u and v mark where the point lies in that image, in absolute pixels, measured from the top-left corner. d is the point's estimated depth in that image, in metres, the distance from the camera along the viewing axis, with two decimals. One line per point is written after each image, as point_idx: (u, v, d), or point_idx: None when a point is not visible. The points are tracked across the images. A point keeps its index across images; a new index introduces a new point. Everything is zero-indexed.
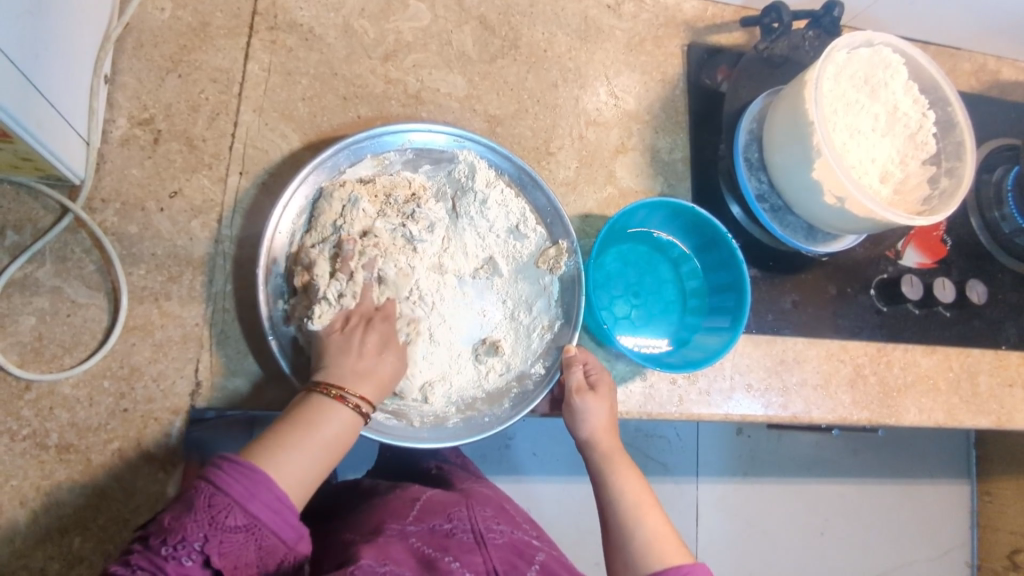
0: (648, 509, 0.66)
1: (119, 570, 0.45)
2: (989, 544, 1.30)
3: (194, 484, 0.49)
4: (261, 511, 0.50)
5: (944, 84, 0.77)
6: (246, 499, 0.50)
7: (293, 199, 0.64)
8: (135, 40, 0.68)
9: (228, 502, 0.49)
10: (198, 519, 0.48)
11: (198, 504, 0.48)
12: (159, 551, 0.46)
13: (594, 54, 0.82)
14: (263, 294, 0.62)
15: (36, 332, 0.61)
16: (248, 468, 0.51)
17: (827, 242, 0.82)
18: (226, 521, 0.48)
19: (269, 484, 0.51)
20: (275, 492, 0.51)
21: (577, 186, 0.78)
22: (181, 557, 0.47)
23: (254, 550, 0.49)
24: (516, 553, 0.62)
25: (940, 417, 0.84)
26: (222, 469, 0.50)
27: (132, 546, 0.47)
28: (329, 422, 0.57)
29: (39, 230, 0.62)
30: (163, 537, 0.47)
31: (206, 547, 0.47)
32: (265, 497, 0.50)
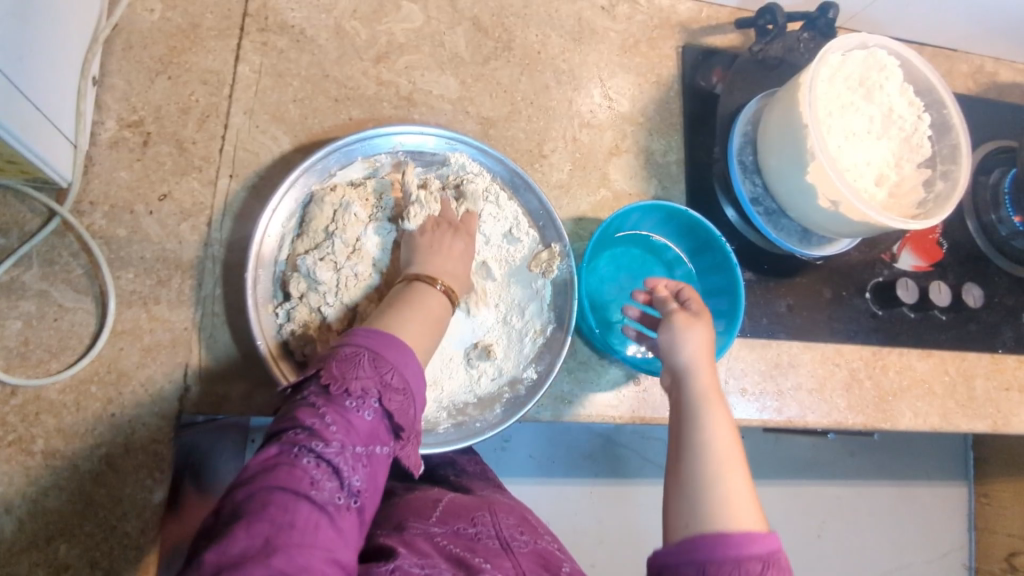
0: (728, 469, 0.57)
1: (311, 421, 0.51)
2: (986, 547, 1.29)
3: (350, 347, 0.55)
4: (414, 378, 0.56)
5: (940, 86, 0.76)
6: (404, 365, 0.56)
7: (282, 202, 0.64)
8: (124, 41, 0.68)
9: (388, 365, 0.55)
10: (371, 377, 0.54)
11: (365, 362, 0.54)
12: (343, 403, 0.52)
13: (588, 55, 0.82)
14: (251, 299, 0.61)
15: (23, 336, 0.60)
16: (395, 339, 0.56)
17: (821, 245, 0.81)
18: (393, 381, 0.54)
19: (413, 355, 0.57)
20: (419, 365, 0.57)
21: (571, 188, 0.78)
22: (361, 411, 0.53)
23: (410, 413, 0.55)
24: (542, 563, 0.59)
25: (936, 421, 0.84)
26: (373, 337, 0.56)
27: (311, 397, 0.53)
28: (431, 299, 0.62)
29: (26, 233, 0.62)
30: (344, 389, 0.53)
31: (381, 402, 0.54)
32: (415, 366, 0.56)
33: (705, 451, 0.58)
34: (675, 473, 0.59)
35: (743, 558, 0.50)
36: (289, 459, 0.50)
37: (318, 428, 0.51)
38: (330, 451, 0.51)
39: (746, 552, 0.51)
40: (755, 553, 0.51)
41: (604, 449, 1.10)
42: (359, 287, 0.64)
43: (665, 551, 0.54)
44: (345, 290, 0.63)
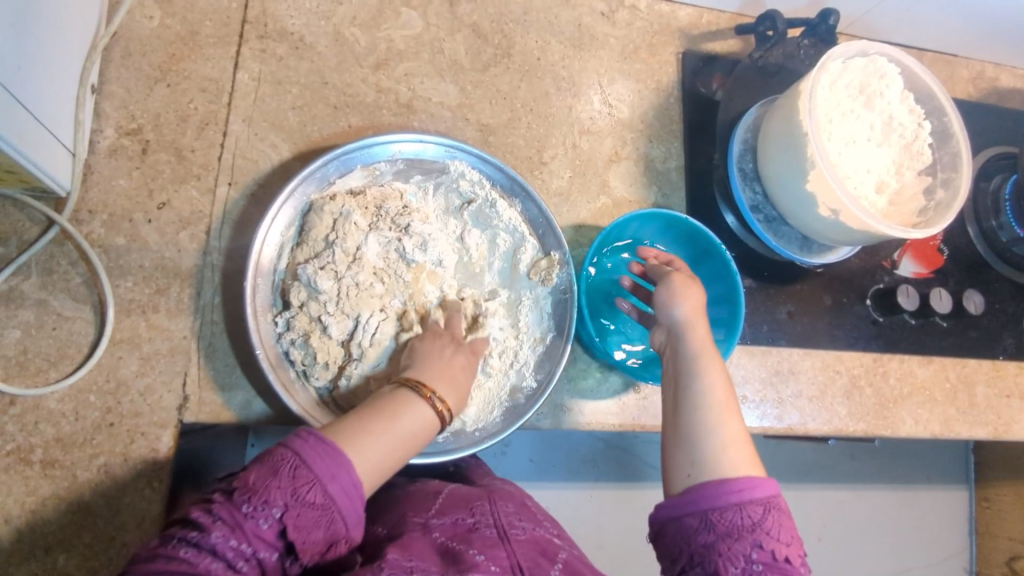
0: (725, 419, 0.60)
1: (198, 515, 0.48)
2: (987, 551, 1.29)
3: (277, 451, 0.50)
4: (340, 494, 0.50)
5: (940, 94, 0.76)
6: (327, 479, 0.50)
7: (282, 210, 0.64)
8: (123, 48, 0.68)
9: (308, 478, 0.49)
10: (280, 487, 0.49)
11: (283, 472, 0.49)
12: (239, 507, 0.48)
13: (588, 61, 0.82)
14: (249, 305, 0.61)
15: (21, 345, 0.60)
16: (332, 448, 0.51)
17: (822, 252, 0.81)
18: (307, 496, 0.49)
19: (350, 470, 0.51)
20: (351, 480, 0.51)
21: (571, 195, 0.78)
22: (258, 518, 0.48)
23: (322, 530, 0.50)
24: (539, 549, 0.59)
25: (937, 428, 0.84)
26: (310, 442, 0.51)
27: (214, 494, 0.50)
28: (414, 416, 0.57)
29: (25, 242, 0.62)
30: (247, 495, 0.48)
31: (283, 514, 0.48)
32: (344, 481, 0.50)
33: (706, 404, 0.60)
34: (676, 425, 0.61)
35: (744, 503, 0.53)
36: (169, 550, 0.46)
37: (205, 523, 0.47)
38: (211, 546, 0.47)
39: (747, 498, 0.54)
40: (756, 498, 0.54)
41: (604, 453, 1.10)
42: (360, 297, 0.63)
43: (670, 503, 0.56)
44: (345, 300, 0.63)
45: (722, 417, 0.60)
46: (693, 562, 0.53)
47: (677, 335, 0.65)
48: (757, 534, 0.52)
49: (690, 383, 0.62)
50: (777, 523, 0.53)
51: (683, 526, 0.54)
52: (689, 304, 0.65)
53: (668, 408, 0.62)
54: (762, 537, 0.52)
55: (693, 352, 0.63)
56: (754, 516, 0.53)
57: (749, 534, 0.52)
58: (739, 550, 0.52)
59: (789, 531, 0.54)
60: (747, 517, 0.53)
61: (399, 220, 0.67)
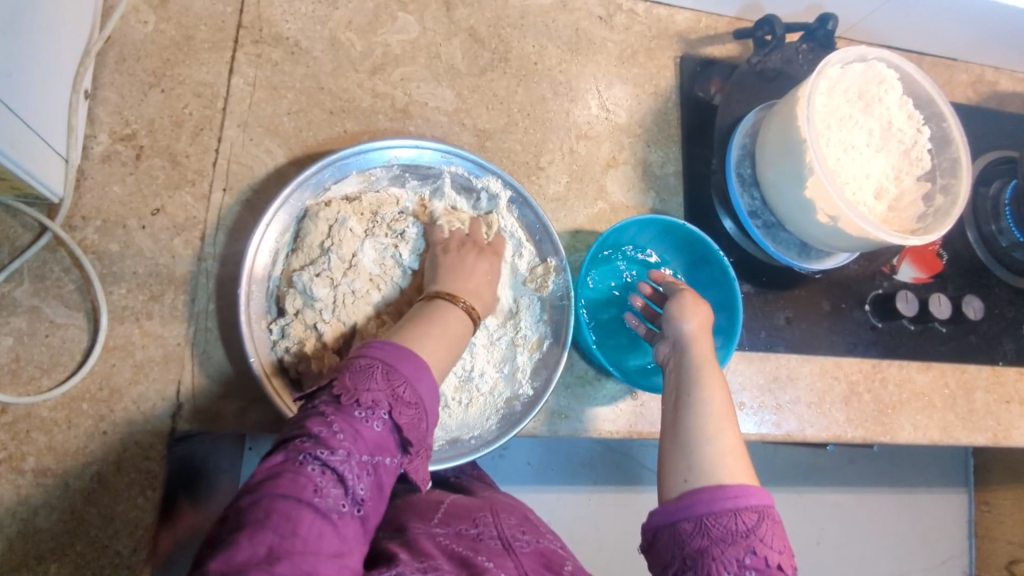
0: (727, 426, 0.59)
1: (319, 428, 0.50)
2: (987, 555, 1.29)
3: (367, 356, 0.54)
4: (427, 394, 0.55)
5: (939, 100, 0.76)
6: (416, 380, 0.54)
7: (276, 217, 0.63)
8: (116, 54, 0.67)
9: (401, 379, 0.54)
10: (382, 389, 0.53)
11: (378, 375, 0.53)
12: (352, 413, 0.51)
13: (585, 66, 0.81)
14: (244, 315, 0.60)
15: (13, 353, 0.60)
16: (410, 351, 0.56)
17: (821, 259, 0.81)
18: (404, 395, 0.53)
19: (430, 371, 0.56)
20: (433, 380, 0.56)
21: (568, 201, 0.77)
22: (371, 422, 0.52)
23: (418, 430, 0.54)
24: (544, 562, 0.58)
25: (936, 433, 0.83)
26: (390, 348, 0.55)
27: (322, 406, 0.52)
28: (454, 319, 0.61)
29: (17, 248, 0.61)
30: (355, 400, 0.52)
31: (390, 415, 0.53)
32: (428, 382, 0.55)
33: (705, 412, 0.60)
34: (675, 430, 0.60)
35: (740, 509, 0.52)
36: (294, 466, 0.49)
37: (326, 437, 0.50)
38: (337, 461, 0.50)
39: (744, 503, 0.53)
40: (752, 504, 0.53)
41: (602, 458, 1.10)
42: (357, 305, 0.64)
43: (664, 509, 0.55)
44: (342, 307, 0.63)
45: (721, 427, 0.59)
46: (685, 567, 0.52)
47: (680, 348, 0.65)
48: (751, 540, 0.51)
49: (690, 392, 0.62)
50: (773, 531, 0.52)
51: (678, 530, 0.53)
52: (694, 321, 0.66)
53: (667, 413, 0.62)
54: (757, 544, 0.51)
55: (702, 366, 0.63)
56: (748, 522, 0.52)
57: (743, 541, 0.51)
58: (732, 555, 0.50)
59: (784, 542, 0.53)
60: (741, 523, 0.52)
61: (402, 224, 0.67)
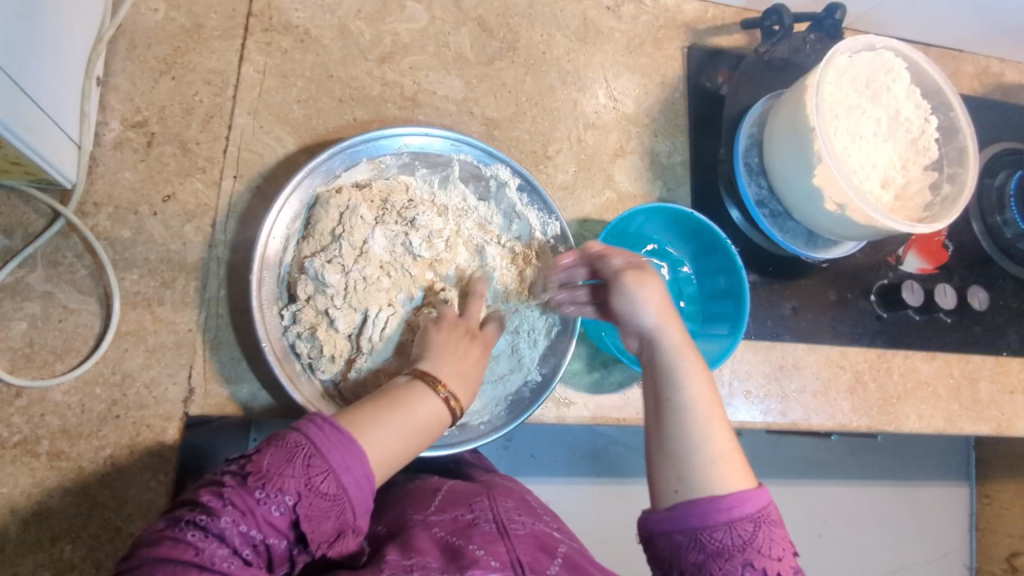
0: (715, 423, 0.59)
1: (208, 499, 0.47)
2: (987, 548, 1.29)
3: (293, 436, 0.50)
4: (354, 485, 0.50)
5: (947, 89, 0.76)
6: (341, 469, 0.50)
7: (288, 203, 0.64)
8: (127, 41, 0.67)
9: (323, 467, 0.49)
10: (295, 475, 0.48)
11: (297, 460, 0.49)
12: (253, 492, 0.47)
13: (593, 55, 0.82)
14: (256, 300, 0.60)
15: (28, 337, 0.60)
16: (346, 438, 0.51)
17: (826, 249, 0.81)
18: (321, 485, 0.49)
19: (360, 459, 0.51)
20: (363, 471, 0.51)
21: (576, 190, 0.78)
22: (271, 505, 0.48)
23: (333, 521, 0.49)
24: (538, 545, 0.58)
25: (940, 423, 0.84)
26: (322, 429, 0.51)
27: (224, 476, 0.48)
28: (426, 404, 0.58)
29: (30, 234, 0.62)
30: (261, 480, 0.48)
31: (296, 502, 0.48)
32: (357, 473, 0.50)
33: (691, 410, 0.59)
34: (661, 428, 0.59)
35: (734, 521, 0.52)
36: (174, 533, 0.45)
37: (213, 508, 0.46)
38: (220, 531, 0.46)
39: (738, 516, 0.52)
40: (747, 514, 0.52)
41: (607, 450, 1.10)
42: (368, 292, 0.64)
43: (659, 517, 0.55)
44: (353, 294, 0.63)
45: (709, 425, 0.58)
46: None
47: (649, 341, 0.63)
48: (748, 553, 0.51)
49: (674, 396, 0.60)
50: (769, 541, 0.52)
51: (674, 542, 0.53)
52: (654, 311, 0.63)
53: (650, 413, 0.61)
54: (754, 557, 0.51)
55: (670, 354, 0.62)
56: (744, 535, 0.52)
57: (739, 553, 0.51)
58: (727, 571, 0.50)
59: (781, 546, 0.53)
60: (737, 537, 0.51)
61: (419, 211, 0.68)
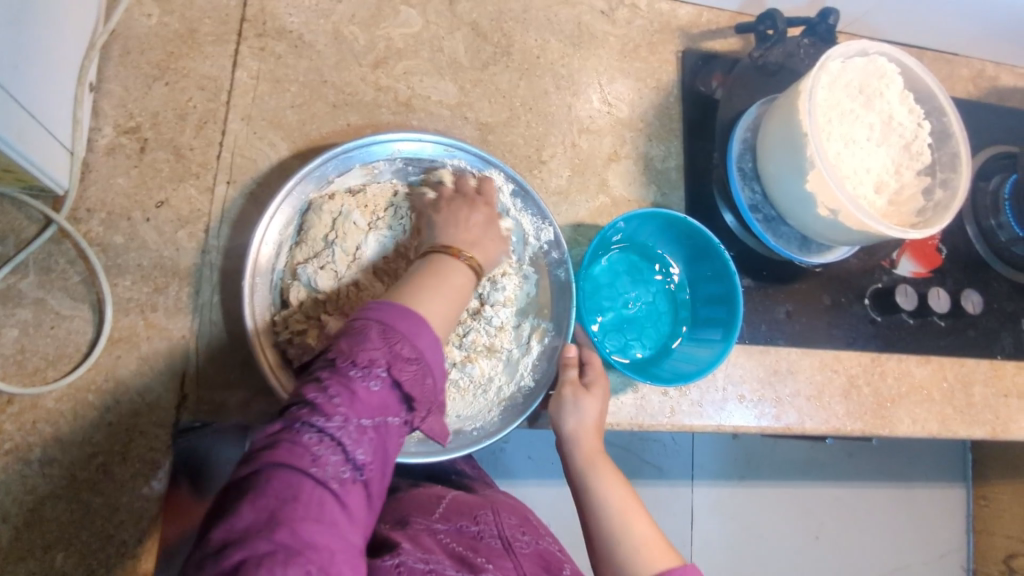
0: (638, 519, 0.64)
1: (314, 394, 0.47)
2: (984, 548, 1.29)
3: (359, 320, 0.51)
4: (428, 348, 0.52)
5: (940, 95, 0.76)
6: (414, 335, 0.51)
7: (280, 210, 0.63)
8: (121, 47, 0.67)
9: (399, 336, 0.50)
10: (378, 348, 0.49)
11: (374, 335, 0.50)
12: (348, 374, 0.48)
13: (587, 60, 0.82)
14: (248, 307, 0.60)
15: (19, 344, 0.60)
16: (405, 309, 0.52)
17: (821, 252, 0.81)
18: (402, 352, 0.50)
19: (427, 325, 0.52)
20: (434, 335, 0.52)
21: (569, 194, 0.78)
22: (369, 381, 0.48)
23: (421, 385, 0.51)
24: (544, 565, 0.58)
25: (934, 427, 0.84)
26: (383, 308, 0.52)
27: (319, 372, 0.49)
28: (457, 274, 0.60)
29: (22, 240, 0.62)
30: (350, 359, 0.49)
31: (389, 372, 0.49)
32: (428, 337, 0.52)
33: (613, 512, 0.64)
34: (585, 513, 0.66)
35: None
36: (292, 436, 0.46)
37: (321, 403, 0.47)
38: (332, 425, 0.46)
39: None
40: None
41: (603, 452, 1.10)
42: (361, 298, 0.64)
43: None
44: (346, 300, 0.64)
45: (629, 521, 0.64)
46: None
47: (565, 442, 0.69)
48: None
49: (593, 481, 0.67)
50: None
51: None
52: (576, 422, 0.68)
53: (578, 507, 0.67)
54: None
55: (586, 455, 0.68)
56: None
57: None
58: None
59: None
60: None
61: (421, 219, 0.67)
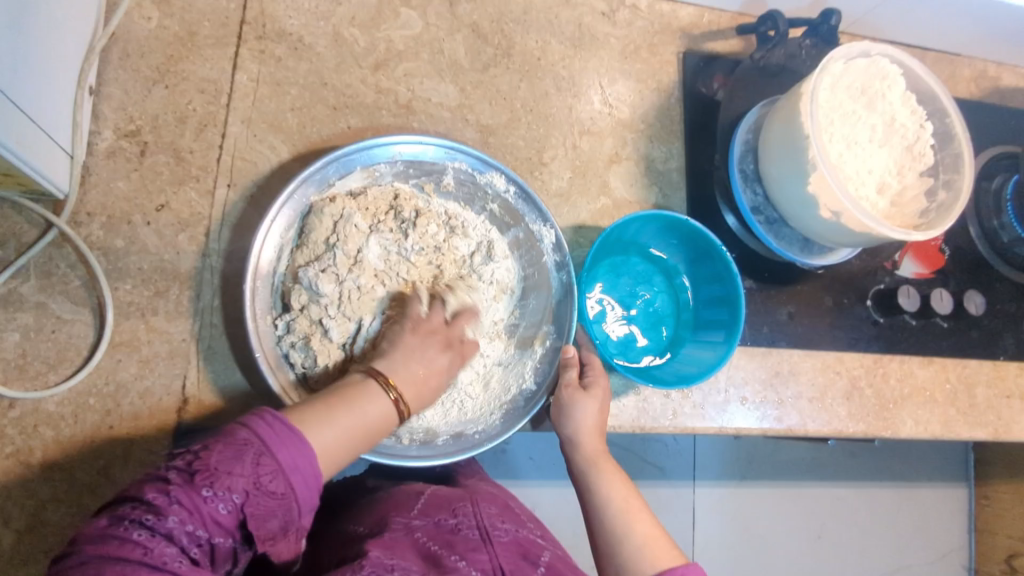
0: (638, 514, 0.64)
1: (153, 496, 0.44)
2: (986, 548, 1.29)
3: (242, 432, 0.48)
4: (301, 483, 0.48)
5: (943, 96, 0.76)
6: (290, 469, 0.48)
7: (282, 213, 0.63)
8: (120, 50, 0.67)
9: (272, 466, 0.47)
10: (244, 473, 0.46)
11: (247, 457, 0.47)
12: (199, 489, 0.45)
13: (588, 61, 0.81)
14: (248, 310, 0.60)
15: (20, 348, 0.60)
16: (295, 433, 0.49)
17: (822, 255, 0.80)
18: (270, 485, 0.47)
19: (313, 458, 0.49)
20: (315, 469, 0.49)
21: (571, 196, 0.78)
22: (218, 503, 0.45)
23: (279, 519, 0.47)
24: (522, 553, 0.58)
25: (937, 429, 0.84)
26: (271, 425, 0.49)
27: (170, 472, 0.46)
28: (376, 408, 0.56)
29: (23, 244, 0.62)
30: (207, 477, 0.45)
31: (243, 500, 0.46)
32: (306, 471, 0.48)
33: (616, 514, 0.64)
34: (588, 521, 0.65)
35: None
36: (118, 532, 0.43)
37: (161, 506, 0.44)
38: (167, 529, 0.44)
39: None
40: None
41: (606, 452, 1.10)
42: (362, 301, 0.64)
43: None
44: (348, 303, 0.63)
45: (630, 521, 0.63)
46: None
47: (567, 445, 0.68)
48: None
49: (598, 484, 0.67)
50: None
51: None
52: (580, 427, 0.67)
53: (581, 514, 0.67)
54: None
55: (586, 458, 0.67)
56: None
57: None
58: None
59: None
60: None
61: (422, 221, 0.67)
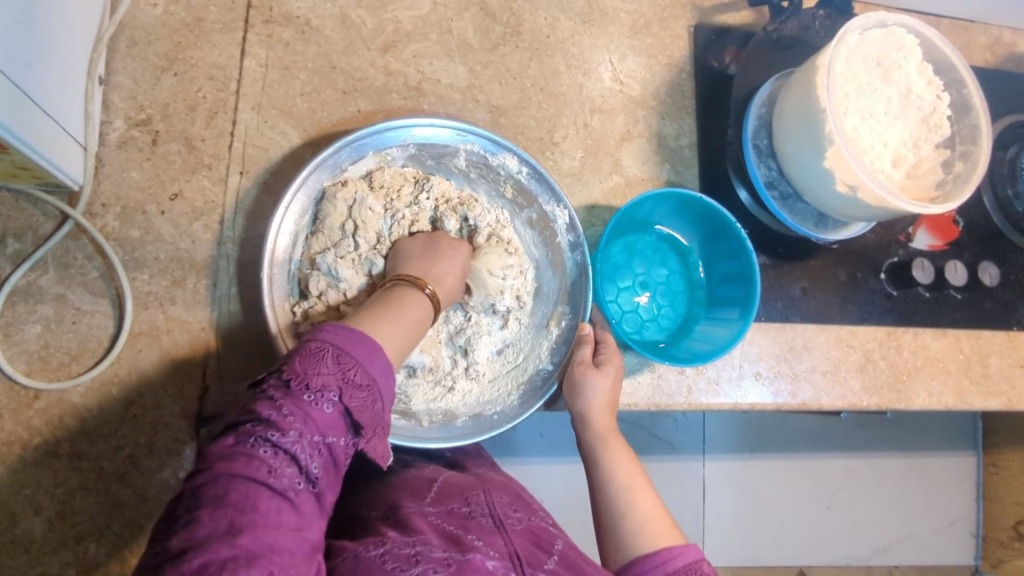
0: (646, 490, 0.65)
1: (267, 412, 0.44)
2: (994, 516, 1.30)
3: (315, 341, 0.48)
4: (381, 374, 0.49)
5: (960, 65, 0.74)
6: (368, 361, 0.48)
7: (295, 199, 0.63)
8: (128, 38, 0.67)
9: (354, 362, 0.47)
10: (331, 375, 0.46)
11: (328, 358, 0.47)
12: (301, 397, 0.45)
13: (598, 38, 0.80)
14: (266, 298, 0.60)
15: (42, 340, 0.61)
16: (361, 334, 0.49)
17: (838, 229, 0.80)
18: (355, 377, 0.47)
19: (383, 353, 0.49)
20: (388, 362, 0.49)
21: (583, 175, 0.77)
22: (320, 404, 0.45)
23: (370, 411, 0.47)
24: (535, 541, 0.56)
25: (950, 400, 0.84)
26: (339, 332, 0.48)
27: (269, 390, 0.45)
28: (416, 303, 0.57)
29: (40, 236, 0.62)
30: (304, 382, 0.45)
31: (340, 398, 0.46)
32: (382, 363, 0.49)
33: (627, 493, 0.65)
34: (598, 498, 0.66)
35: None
36: (246, 449, 0.42)
37: (275, 421, 0.44)
38: (289, 445, 0.43)
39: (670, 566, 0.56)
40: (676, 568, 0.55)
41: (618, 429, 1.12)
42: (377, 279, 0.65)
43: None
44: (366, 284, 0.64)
45: (636, 496, 0.64)
46: None
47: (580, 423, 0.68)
48: None
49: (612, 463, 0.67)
50: None
51: None
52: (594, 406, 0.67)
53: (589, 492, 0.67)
54: None
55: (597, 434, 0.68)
56: None
57: None
58: None
59: None
60: None
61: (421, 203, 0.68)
